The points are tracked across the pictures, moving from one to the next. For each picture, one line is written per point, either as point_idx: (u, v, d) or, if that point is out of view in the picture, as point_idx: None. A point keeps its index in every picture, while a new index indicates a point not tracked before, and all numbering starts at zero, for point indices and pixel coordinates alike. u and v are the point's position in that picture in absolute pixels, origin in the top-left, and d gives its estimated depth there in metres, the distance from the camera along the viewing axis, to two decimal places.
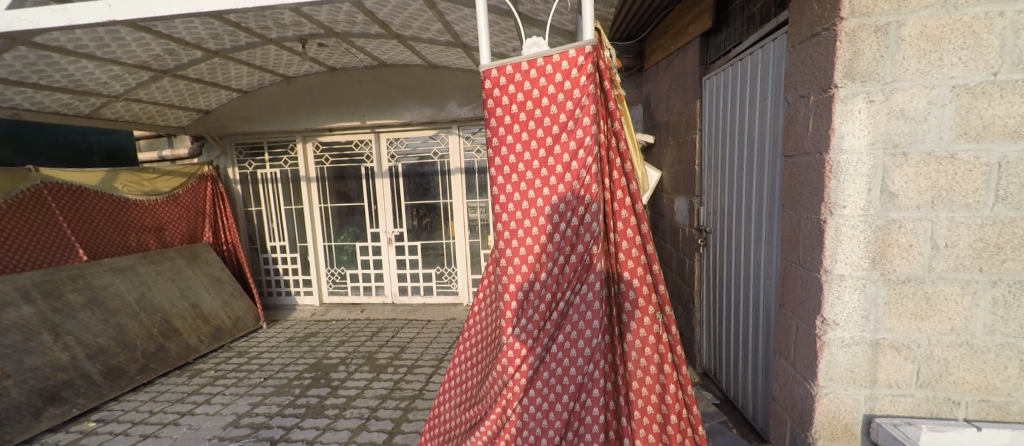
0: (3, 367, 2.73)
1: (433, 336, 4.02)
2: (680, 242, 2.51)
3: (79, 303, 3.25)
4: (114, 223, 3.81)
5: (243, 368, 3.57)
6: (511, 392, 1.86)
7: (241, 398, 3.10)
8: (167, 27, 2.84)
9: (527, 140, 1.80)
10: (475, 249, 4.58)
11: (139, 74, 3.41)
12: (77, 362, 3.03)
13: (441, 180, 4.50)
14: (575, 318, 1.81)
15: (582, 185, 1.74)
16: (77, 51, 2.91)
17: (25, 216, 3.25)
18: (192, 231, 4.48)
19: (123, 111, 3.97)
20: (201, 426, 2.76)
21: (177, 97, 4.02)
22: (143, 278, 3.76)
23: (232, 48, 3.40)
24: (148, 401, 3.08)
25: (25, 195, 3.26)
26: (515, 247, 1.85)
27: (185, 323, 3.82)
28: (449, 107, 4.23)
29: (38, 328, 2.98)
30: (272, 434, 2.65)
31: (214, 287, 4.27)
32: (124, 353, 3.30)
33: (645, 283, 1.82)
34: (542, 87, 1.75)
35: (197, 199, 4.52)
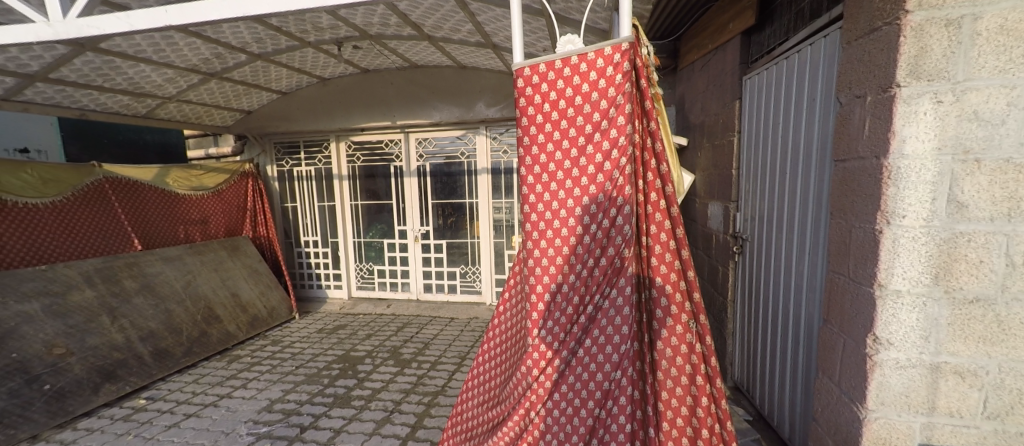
0: (66, 344, 2.90)
1: (455, 334, 4.03)
2: (713, 249, 2.41)
3: (133, 288, 3.42)
4: (164, 214, 4.00)
5: (277, 356, 3.67)
6: (535, 394, 1.83)
7: (275, 384, 3.18)
8: (216, 32, 2.95)
9: (559, 139, 1.76)
10: (499, 249, 4.53)
11: (190, 77, 3.56)
12: (130, 344, 3.19)
13: (467, 180, 4.49)
14: (603, 322, 1.76)
15: (615, 186, 1.69)
16: (137, 55, 3.05)
17: (87, 208, 3.46)
18: (233, 223, 4.65)
19: (176, 112, 4.14)
20: (237, 409, 2.85)
21: (224, 98, 4.17)
22: (190, 267, 3.90)
23: (274, 51, 3.50)
24: (190, 383, 3.21)
25: (89, 188, 3.47)
26: (543, 248, 1.81)
27: (225, 311, 3.95)
28: (479, 108, 4.21)
29: (96, 311, 3.14)
30: (302, 421, 2.70)
31: (252, 278, 4.40)
32: (171, 337, 3.44)
33: (678, 290, 1.75)
34: (576, 85, 1.70)
35: (239, 195, 4.69)
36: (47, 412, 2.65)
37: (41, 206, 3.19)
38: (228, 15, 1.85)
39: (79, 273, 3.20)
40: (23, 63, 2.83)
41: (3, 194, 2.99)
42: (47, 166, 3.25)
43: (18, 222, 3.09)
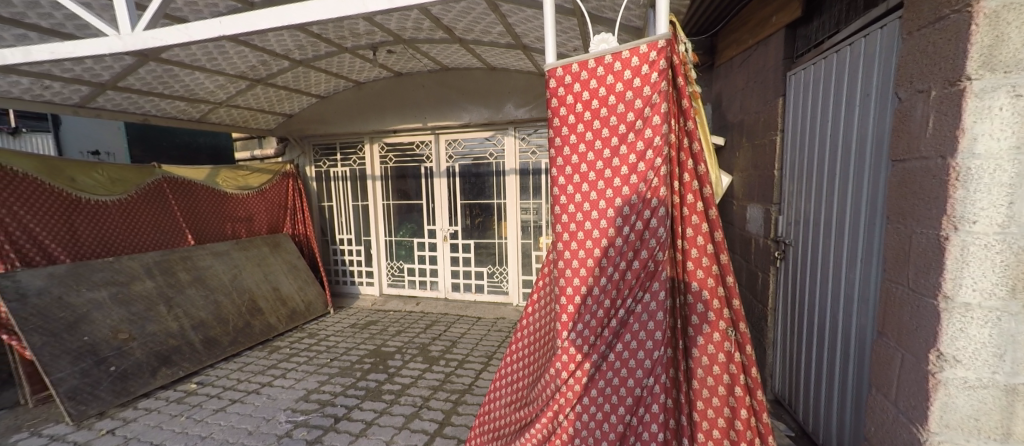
0: (129, 330, 3.10)
1: (482, 333, 4.02)
2: (751, 253, 2.29)
3: (187, 280, 3.61)
4: (214, 212, 4.19)
5: (313, 348, 3.77)
6: (564, 397, 1.80)
7: (311, 375, 3.27)
8: (263, 40, 3.07)
9: (591, 140, 1.72)
10: (527, 250, 4.48)
11: (239, 83, 3.71)
12: (184, 332, 3.37)
13: (496, 181, 4.47)
14: (635, 327, 1.71)
15: (649, 187, 1.64)
16: (192, 64, 3.21)
17: (147, 205, 3.67)
18: (275, 221, 4.83)
19: (225, 115, 4.33)
20: (277, 397, 2.95)
21: (267, 102, 4.33)
22: (236, 262, 4.08)
23: (314, 57, 3.61)
24: (236, 370, 3.36)
25: (150, 186, 3.70)
26: (573, 249, 1.78)
27: (268, 304, 4.11)
28: (508, 109, 4.19)
29: (154, 300, 3.33)
30: (336, 412, 2.76)
31: (292, 273, 4.55)
32: (219, 326, 3.61)
33: (716, 296, 1.68)
34: (609, 85, 1.66)
35: (281, 194, 4.88)
36: (111, 392, 2.84)
37: (111, 203, 3.43)
38: (277, 24, 1.91)
39: (141, 266, 3.40)
40: (94, 73, 3.02)
41: (80, 192, 3.25)
42: (116, 167, 3.52)
43: (88, 217, 3.29)
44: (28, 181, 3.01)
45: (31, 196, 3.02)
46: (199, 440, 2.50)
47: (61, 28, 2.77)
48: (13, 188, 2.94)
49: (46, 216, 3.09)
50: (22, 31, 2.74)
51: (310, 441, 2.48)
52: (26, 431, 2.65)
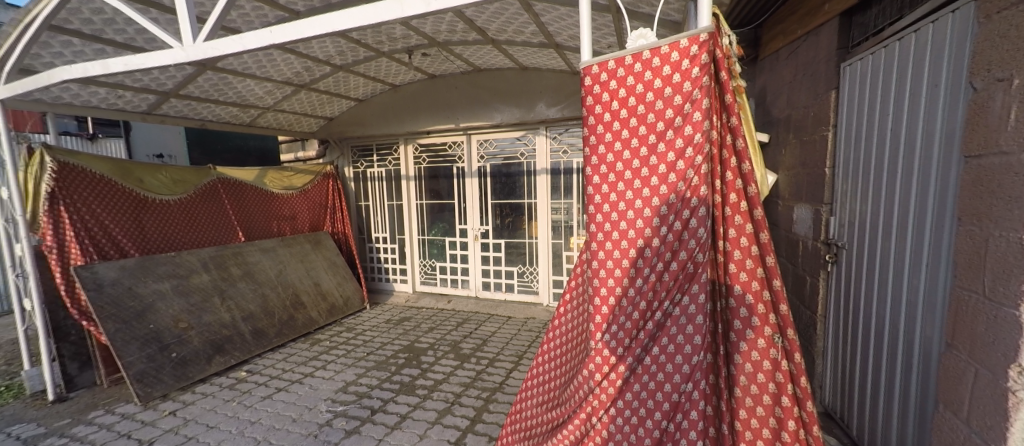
0: (188, 320, 3.30)
1: (512, 333, 4.01)
2: (799, 257, 2.16)
3: (238, 274, 3.81)
4: (262, 211, 4.39)
5: (351, 342, 3.88)
6: (598, 399, 1.76)
7: (349, 368, 3.36)
8: (307, 47, 3.18)
9: (628, 137, 1.67)
10: (557, 250, 4.43)
11: (285, 88, 3.86)
12: (235, 322, 3.56)
13: (527, 180, 4.45)
14: (672, 331, 1.65)
15: (689, 186, 1.58)
16: (244, 72, 3.38)
17: (203, 205, 3.90)
18: (317, 219, 5.00)
19: (273, 120, 4.52)
20: (319, 387, 3.06)
21: (310, 106, 4.49)
22: (281, 258, 4.26)
23: (353, 62, 3.70)
24: (281, 360, 3.51)
25: (207, 186, 3.96)
26: (607, 249, 1.74)
27: (309, 298, 4.27)
28: (540, 108, 4.15)
29: (209, 292, 3.53)
30: (372, 404, 2.83)
31: (332, 269, 4.69)
32: (266, 318, 3.79)
33: (760, 301, 1.60)
34: (647, 81, 1.62)
35: (322, 194, 5.05)
36: (172, 376, 3.05)
37: (174, 203, 3.70)
38: (347, 25, 1.94)
39: (198, 260, 3.61)
40: (160, 82, 3.22)
41: (147, 192, 3.51)
42: (177, 169, 3.78)
43: (154, 215, 3.54)
44: (104, 181, 3.28)
45: (106, 194, 3.29)
46: (248, 425, 2.63)
47: (133, 42, 2.96)
48: (91, 187, 3.22)
49: (118, 214, 3.35)
50: (99, 46, 2.95)
51: (348, 431, 2.54)
52: (100, 409, 2.87)
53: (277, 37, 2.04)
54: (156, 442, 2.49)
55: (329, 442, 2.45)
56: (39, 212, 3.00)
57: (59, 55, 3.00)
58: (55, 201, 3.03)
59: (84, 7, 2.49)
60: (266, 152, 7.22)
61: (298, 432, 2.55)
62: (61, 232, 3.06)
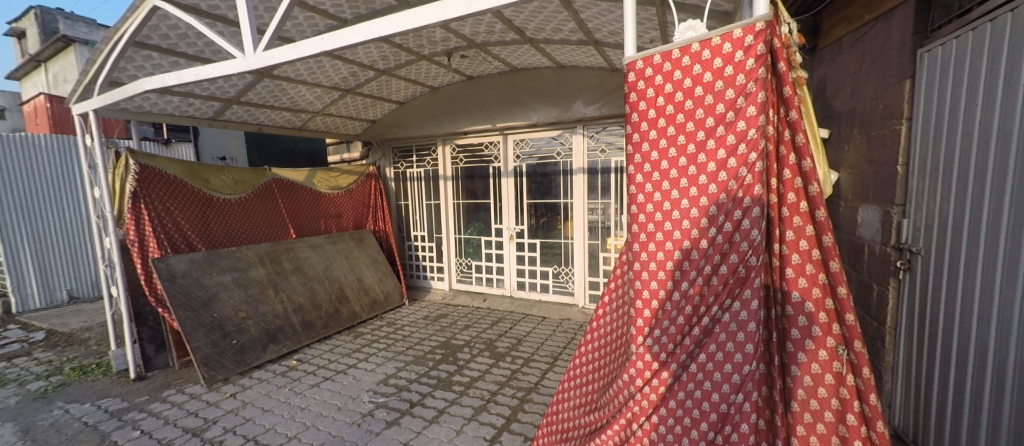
0: (247, 309, 3.49)
1: (548, 333, 3.97)
2: (866, 263, 1.98)
3: (290, 269, 3.99)
4: (312, 209, 4.56)
5: (391, 336, 3.96)
6: (639, 406, 1.69)
7: (389, 361, 3.43)
8: (353, 53, 3.28)
9: (674, 135, 1.60)
10: (594, 251, 4.33)
11: (332, 93, 3.99)
12: (287, 314, 3.73)
13: (563, 180, 4.37)
14: (721, 338, 1.57)
15: (741, 185, 1.50)
16: (296, 78, 3.52)
17: (259, 203, 4.10)
18: (360, 217, 5.14)
19: (322, 123, 4.69)
20: (361, 378, 3.14)
21: (355, 110, 4.63)
22: (328, 254, 4.40)
23: (395, 66, 3.78)
24: (327, 351, 3.63)
25: (262, 187, 4.15)
26: (650, 251, 1.67)
27: (353, 293, 4.40)
28: (577, 107, 4.07)
29: (265, 284, 3.72)
30: (411, 397, 2.87)
31: (374, 266, 4.81)
32: (314, 310, 3.94)
33: (822, 310, 1.49)
34: (696, 75, 1.54)
35: (365, 193, 5.19)
36: (233, 361, 3.25)
37: (235, 201, 3.91)
38: (408, 27, 1.94)
39: (255, 254, 3.81)
40: (224, 90, 3.41)
41: (211, 191, 3.73)
42: (238, 170, 3.99)
43: (219, 212, 3.77)
44: (176, 182, 3.52)
45: (178, 193, 3.53)
46: (298, 410, 2.75)
47: (202, 54, 3.15)
48: (166, 186, 3.46)
49: (188, 211, 3.57)
50: (174, 59, 3.15)
51: (389, 422, 2.60)
52: (173, 388, 3.10)
53: (339, 41, 2.09)
54: (217, 422, 2.65)
55: (371, 431, 2.51)
56: (124, 209, 3.27)
57: (141, 68, 3.22)
58: (137, 199, 3.28)
59: (162, 24, 2.69)
60: (315, 154, 7.53)
61: (342, 420, 2.63)
62: (141, 227, 3.32)
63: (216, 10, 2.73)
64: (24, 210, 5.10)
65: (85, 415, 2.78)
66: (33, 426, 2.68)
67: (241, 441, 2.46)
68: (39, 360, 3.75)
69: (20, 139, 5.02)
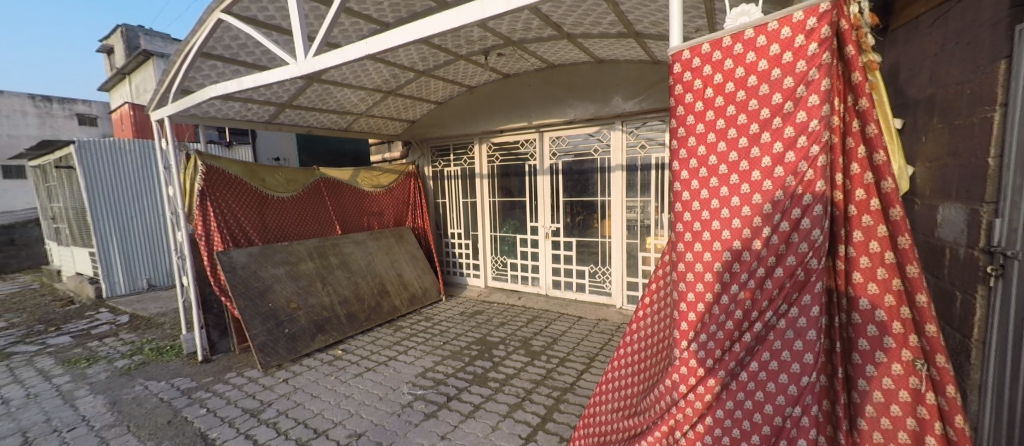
0: (298, 301, 3.65)
1: (584, 333, 3.88)
2: (946, 269, 1.78)
3: (336, 263, 4.11)
4: (356, 206, 4.68)
5: (429, 331, 4.00)
6: (682, 414, 1.59)
7: (428, 354, 3.47)
8: (394, 55, 3.33)
9: (724, 128, 1.50)
10: (632, 251, 4.18)
11: (375, 95, 4.06)
12: (333, 306, 3.86)
13: (600, 177, 4.26)
14: (776, 345, 1.47)
15: (800, 182, 1.39)
16: (342, 82, 3.61)
17: (308, 201, 4.24)
18: (400, 215, 5.23)
19: (365, 124, 4.80)
20: (401, 370, 3.19)
21: (396, 111, 4.70)
22: (370, 251, 4.50)
23: (434, 66, 3.80)
24: (370, 342, 3.72)
25: (311, 185, 4.30)
26: (697, 251, 1.57)
27: (394, 287, 4.48)
28: (616, 102, 3.94)
29: (314, 277, 3.86)
30: (448, 391, 2.88)
31: (413, 262, 4.88)
32: (358, 303, 4.05)
33: (896, 319, 1.36)
34: (750, 63, 1.43)
35: (405, 191, 5.27)
36: (286, 348, 3.39)
37: (287, 199, 4.07)
38: (455, 25, 1.91)
39: (305, 249, 3.96)
40: (278, 94, 3.55)
41: (267, 191, 3.91)
42: (290, 170, 4.15)
43: (274, 210, 3.94)
44: (237, 181, 3.70)
45: (238, 192, 3.71)
46: (344, 398, 2.82)
47: (260, 63, 3.28)
48: (229, 186, 3.65)
49: (246, 209, 3.74)
50: (235, 67, 3.30)
51: (427, 414, 2.61)
52: (234, 371, 3.28)
53: (392, 41, 2.09)
54: (272, 405, 2.77)
55: (410, 422, 2.53)
56: (193, 206, 3.47)
57: (208, 77, 3.39)
58: (204, 197, 3.48)
59: (224, 35, 2.83)
60: (359, 154, 7.76)
61: (384, 409, 2.67)
62: (208, 222, 3.51)
63: (272, 21, 2.86)
64: (111, 207, 5.54)
65: (160, 392, 2.99)
66: (118, 399, 2.92)
67: (293, 425, 2.56)
68: (124, 340, 4.07)
69: (109, 144, 5.46)
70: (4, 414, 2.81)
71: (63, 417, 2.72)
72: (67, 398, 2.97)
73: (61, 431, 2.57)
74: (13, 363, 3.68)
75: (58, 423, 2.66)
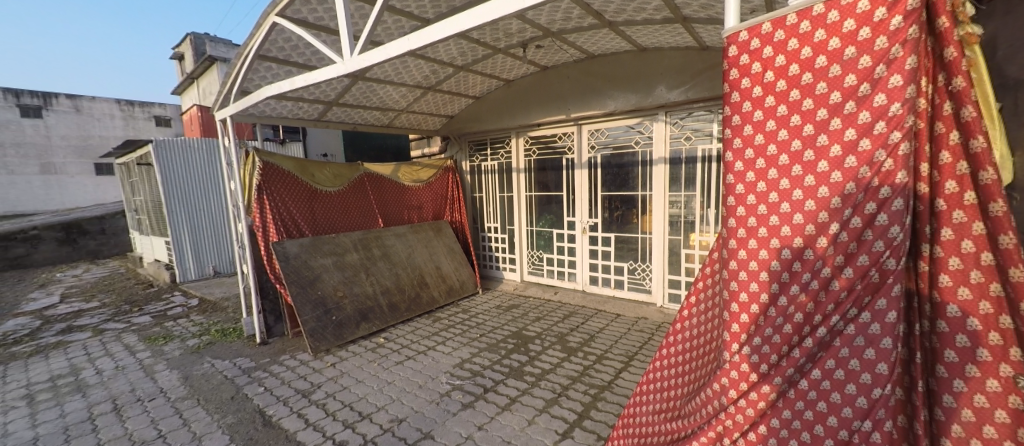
0: (344, 289, 3.77)
1: (622, 331, 3.77)
2: None
3: (379, 255, 4.20)
4: (397, 200, 4.75)
5: (466, 323, 4.01)
6: (731, 420, 1.51)
7: (465, 346, 3.48)
8: (434, 51, 3.34)
9: (786, 115, 1.37)
10: (674, 247, 4.02)
11: (416, 91, 4.09)
12: (376, 295, 3.95)
13: (641, 171, 4.10)
14: (843, 352, 1.35)
15: (876, 172, 1.25)
16: (385, 80, 3.66)
17: (353, 194, 4.35)
18: (439, 208, 5.27)
19: (407, 120, 4.86)
20: (440, 360, 3.21)
21: (435, 106, 4.73)
22: (410, 243, 4.57)
23: (473, 61, 3.77)
24: (410, 332, 3.78)
25: (356, 180, 4.40)
26: (751, 248, 1.46)
27: (433, 279, 4.53)
28: (660, 92, 3.78)
29: (358, 268, 3.97)
30: (485, 382, 2.87)
31: (451, 255, 4.91)
32: (399, 294, 4.13)
33: (992, 328, 1.21)
34: (818, 43, 1.30)
35: (444, 186, 5.30)
36: (333, 335, 3.51)
37: (335, 193, 4.19)
38: (496, 16, 1.85)
39: (350, 241, 4.07)
40: (326, 93, 3.64)
41: (317, 185, 4.04)
42: (337, 165, 4.26)
43: (323, 203, 4.07)
44: (290, 176, 3.85)
45: (291, 186, 3.85)
46: (386, 384, 2.87)
47: (310, 63, 3.37)
48: (282, 181, 3.79)
49: (298, 202, 3.88)
50: (288, 68, 3.41)
51: (464, 404, 2.62)
52: (288, 354, 3.42)
53: (430, 38, 2.06)
54: (321, 387, 2.86)
55: (448, 411, 2.54)
56: (252, 199, 3.63)
57: (264, 78, 3.52)
58: (261, 191, 3.64)
59: (278, 37, 2.92)
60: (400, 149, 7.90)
61: (423, 397, 2.70)
62: (264, 214, 3.66)
63: (321, 22, 2.92)
64: (184, 200, 5.92)
65: (225, 370, 3.17)
66: (190, 374, 3.12)
67: (340, 406, 2.63)
68: (194, 321, 4.36)
69: (181, 141, 5.81)
70: (98, 382, 3.06)
71: (144, 388, 2.93)
72: (148, 371, 3.21)
73: (143, 401, 2.77)
74: (105, 338, 4.01)
75: (140, 393, 2.87)
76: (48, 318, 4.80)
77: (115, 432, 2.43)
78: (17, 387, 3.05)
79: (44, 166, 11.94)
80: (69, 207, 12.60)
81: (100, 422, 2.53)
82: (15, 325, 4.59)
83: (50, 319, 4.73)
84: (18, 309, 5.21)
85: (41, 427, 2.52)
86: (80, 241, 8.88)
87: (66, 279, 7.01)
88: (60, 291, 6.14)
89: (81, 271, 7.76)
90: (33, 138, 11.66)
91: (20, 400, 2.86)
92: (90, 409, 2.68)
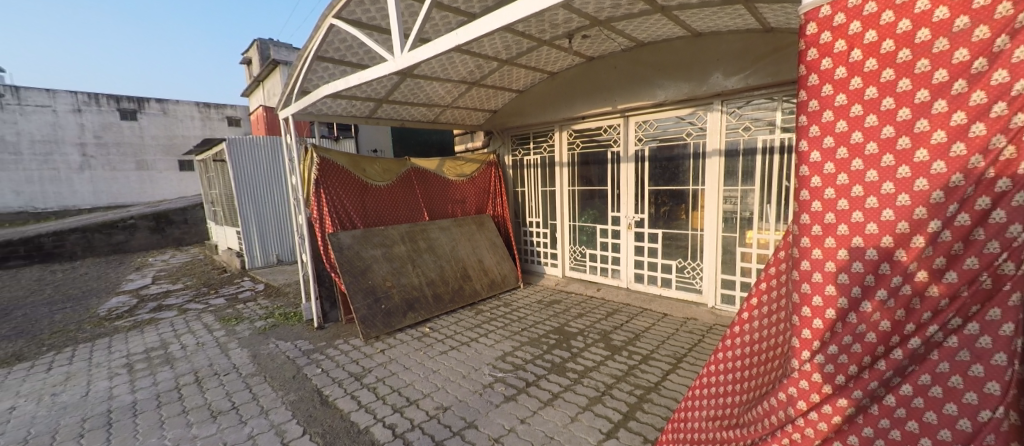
0: (392, 279, 3.86)
1: (669, 332, 3.60)
2: None
3: (424, 248, 4.26)
4: (442, 193, 4.79)
5: (507, 316, 4.00)
6: (800, 435, 1.37)
7: (507, 339, 3.46)
8: (479, 45, 3.31)
9: (876, 98, 1.21)
10: (728, 245, 3.79)
11: (461, 87, 4.08)
12: (421, 286, 4.01)
13: (692, 164, 3.89)
14: (941, 367, 1.19)
15: (989, 162, 1.09)
16: (433, 76, 3.69)
17: (402, 188, 4.44)
18: (481, 203, 5.26)
19: (452, 115, 4.88)
20: (482, 352, 3.21)
21: (479, 101, 4.72)
22: (454, 236, 4.60)
23: (518, 54, 3.71)
24: (454, 323, 3.80)
25: (404, 174, 4.48)
26: (828, 247, 1.31)
27: (475, 273, 4.54)
28: (715, 79, 3.55)
29: (405, 259, 4.05)
30: (527, 377, 2.83)
31: (492, 249, 4.88)
32: (443, 285, 4.17)
33: None
34: (921, 14, 1.14)
35: (486, 181, 5.29)
36: (382, 322, 3.60)
37: (384, 187, 4.29)
38: (540, 6, 1.78)
39: (398, 232, 4.16)
40: (377, 91, 3.72)
41: (368, 180, 4.14)
42: (386, 160, 4.35)
43: (373, 196, 4.17)
44: (344, 171, 3.97)
45: (345, 180, 3.97)
46: (431, 372, 2.90)
47: (364, 62, 3.43)
48: (337, 175, 3.91)
49: (350, 196, 4.00)
50: (344, 68, 3.49)
51: (507, 396, 2.59)
52: (342, 338, 3.53)
53: (480, 31, 2.01)
54: (372, 371, 2.93)
55: (491, 403, 2.52)
56: (310, 193, 3.79)
57: (321, 78, 3.63)
58: (319, 185, 3.79)
59: (334, 38, 2.99)
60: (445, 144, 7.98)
61: (467, 387, 2.70)
62: (321, 207, 3.81)
63: (373, 21, 2.95)
64: (251, 192, 6.28)
65: (287, 350, 3.32)
66: (258, 352, 3.30)
67: (388, 392, 2.67)
68: (263, 304, 4.62)
69: (249, 139, 6.15)
70: (183, 355, 3.30)
71: (219, 363, 3.12)
72: (224, 348, 3.42)
73: (220, 375, 2.95)
74: (188, 316, 4.33)
75: (217, 368, 3.06)
76: (143, 297, 5.27)
77: (197, 401, 2.60)
78: (120, 356, 3.36)
79: (139, 163, 13.15)
80: (159, 198, 13.62)
81: (185, 391, 2.72)
82: (118, 302, 5.06)
83: (144, 298, 5.18)
84: (119, 288, 5.77)
85: (139, 392, 2.74)
86: (168, 229, 9.65)
87: (157, 263, 7.69)
88: (151, 273, 6.73)
89: (169, 256, 8.50)
90: (130, 138, 12.94)
91: (123, 367, 3.14)
92: (176, 379, 2.89)
